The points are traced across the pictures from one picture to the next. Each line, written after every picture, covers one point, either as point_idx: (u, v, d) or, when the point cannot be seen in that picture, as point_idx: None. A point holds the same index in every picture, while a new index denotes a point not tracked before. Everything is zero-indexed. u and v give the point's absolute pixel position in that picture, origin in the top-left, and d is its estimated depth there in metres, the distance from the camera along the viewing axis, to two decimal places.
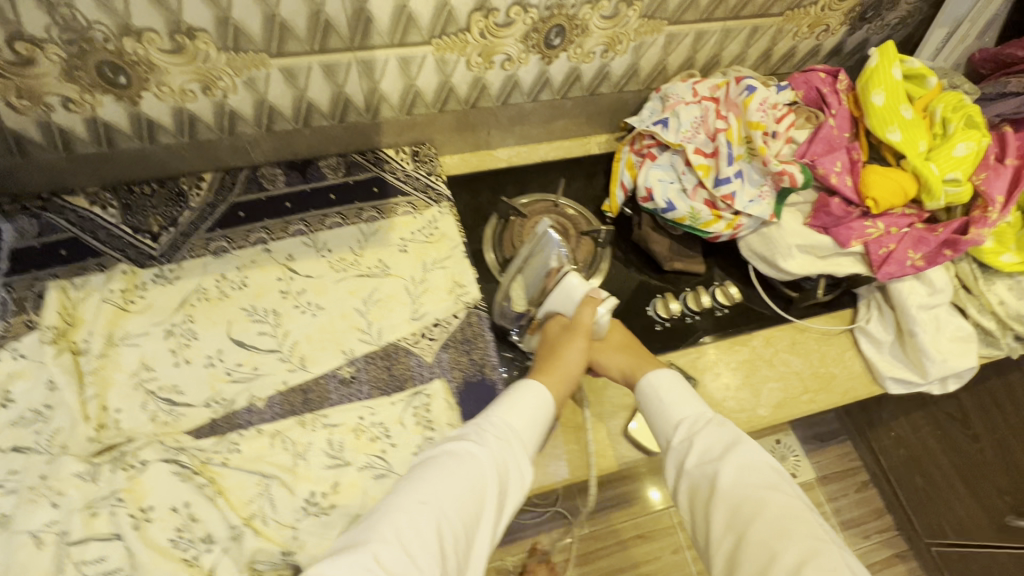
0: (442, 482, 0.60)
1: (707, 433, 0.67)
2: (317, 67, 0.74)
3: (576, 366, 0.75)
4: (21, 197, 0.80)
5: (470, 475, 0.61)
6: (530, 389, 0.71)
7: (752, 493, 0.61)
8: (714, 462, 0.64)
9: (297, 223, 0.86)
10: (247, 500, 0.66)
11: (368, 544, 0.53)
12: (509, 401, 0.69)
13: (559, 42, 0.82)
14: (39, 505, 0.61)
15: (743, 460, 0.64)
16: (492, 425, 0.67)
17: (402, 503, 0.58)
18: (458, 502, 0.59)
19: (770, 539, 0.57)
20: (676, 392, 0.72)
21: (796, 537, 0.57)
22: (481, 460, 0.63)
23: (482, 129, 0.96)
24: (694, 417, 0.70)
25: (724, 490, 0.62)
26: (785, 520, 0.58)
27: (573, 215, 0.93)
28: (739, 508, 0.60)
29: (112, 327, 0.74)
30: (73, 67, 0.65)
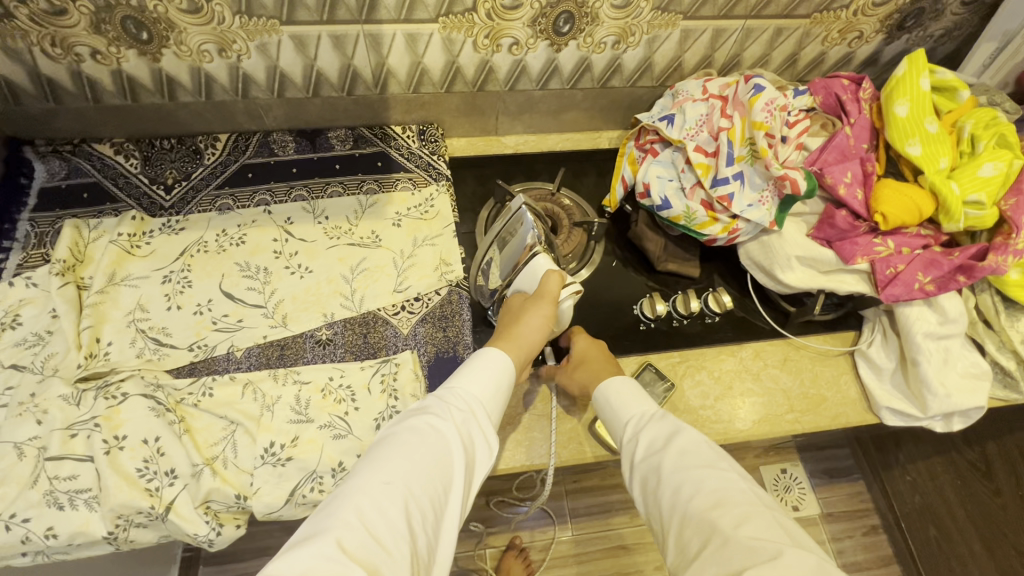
0: (407, 459, 0.55)
1: (652, 427, 0.66)
2: (326, 36, 0.77)
3: (535, 333, 0.71)
4: (57, 142, 0.88)
5: (435, 447, 0.57)
6: (489, 358, 0.67)
7: (694, 472, 0.60)
8: (657, 454, 0.63)
9: (300, 188, 0.89)
10: (213, 442, 0.69)
11: (328, 531, 0.47)
12: (469, 371, 0.66)
13: (568, 29, 0.82)
14: (25, 420, 0.66)
15: (685, 446, 0.62)
16: (453, 396, 0.63)
17: (364, 484, 0.52)
18: (425, 477, 0.54)
19: (710, 508, 0.56)
20: (622, 391, 0.71)
21: (734, 504, 0.56)
22: (445, 432, 0.59)
23: (490, 114, 0.97)
24: (638, 415, 0.69)
25: (668, 475, 0.61)
26: (724, 491, 0.57)
27: (569, 206, 0.92)
28: (681, 487, 0.59)
29: (115, 267, 0.79)
30: (101, 21, 0.71)
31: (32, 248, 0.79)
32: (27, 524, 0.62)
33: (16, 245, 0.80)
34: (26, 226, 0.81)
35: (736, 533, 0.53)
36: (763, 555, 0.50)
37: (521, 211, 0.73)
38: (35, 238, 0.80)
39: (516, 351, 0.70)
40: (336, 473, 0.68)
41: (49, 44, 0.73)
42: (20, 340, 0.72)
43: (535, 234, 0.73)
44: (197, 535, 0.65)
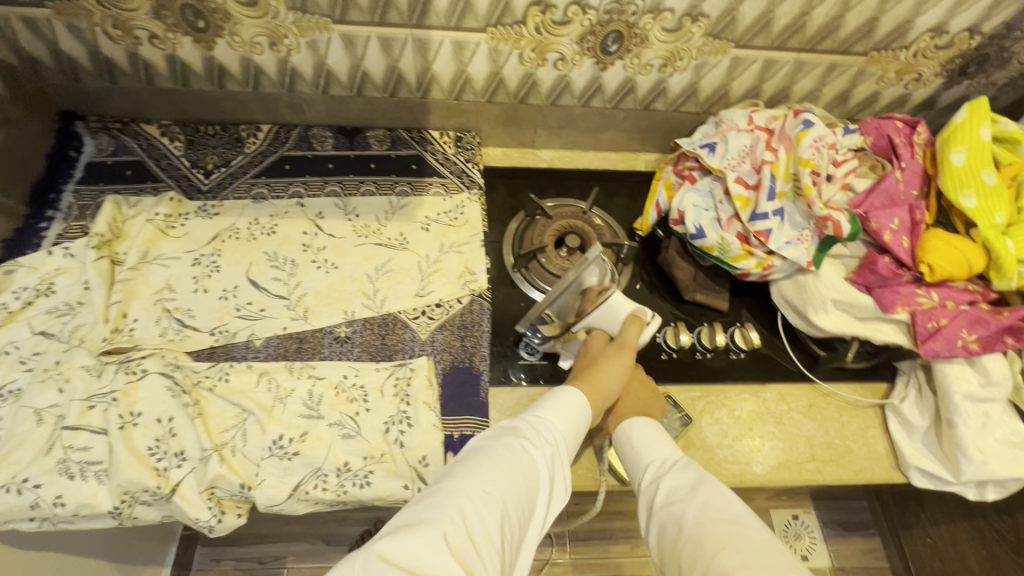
0: (506, 477, 0.55)
1: (675, 473, 0.65)
2: (375, 38, 0.78)
3: (619, 381, 0.71)
4: (108, 120, 0.91)
5: (528, 470, 0.57)
6: (576, 395, 0.67)
7: (718, 527, 0.57)
8: (679, 503, 0.62)
9: (334, 184, 0.91)
10: (223, 428, 0.69)
11: (437, 524, 0.48)
12: (558, 404, 0.65)
13: (616, 49, 0.81)
14: (48, 387, 0.68)
15: (709, 499, 0.61)
16: (543, 424, 0.62)
17: (462, 483, 0.53)
18: (518, 498, 0.55)
19: (732, 567, 0.53)
20: (646, 435, 0.70)
21: (759, 567, 0.52)
22: (537, 459, 0.59)
23: (529, 127, 0.96)
24: (662, 458, 0.67)
25: (689, 528, 0.59)
26: (749, 551, 0.54)
27: (600, 225, 0.88)
28: (702, 541, 0.57)
29: (149, 245, 0.81)
30: (161, 7, 0.73)
31: (73, 220, 0.83)
32: (37, 489, 0.64)
33: (59, 216, 0.83)
34: (70, 197, 0.85)
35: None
36: None
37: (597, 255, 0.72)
38: (77, 210, 0.84)
39: (592, 395, 0.69)
40: (341, 473, 0.68)
41: (110, 25, 0.75)
42: (52, 308, 0.74)
43: (604, 275, 0.75)
44: (199, 521, 0.66)
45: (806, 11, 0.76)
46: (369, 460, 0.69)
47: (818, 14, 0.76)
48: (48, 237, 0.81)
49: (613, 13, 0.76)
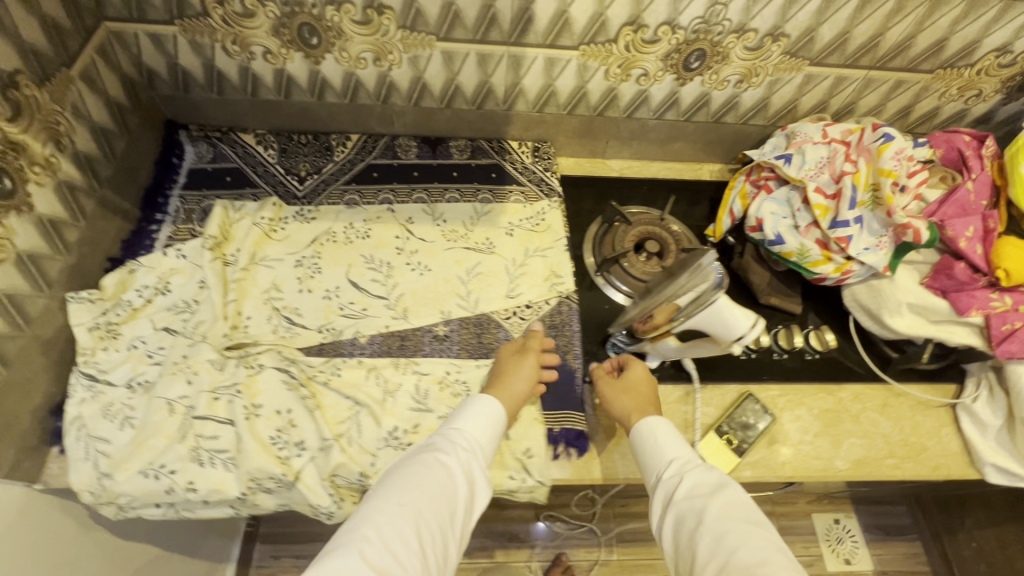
0: (419, 488, 0.58)
1: (698, 472, 0.64)
2: (474, 55, 0.83)
3: (529, 381, 0.73)
4: (208, 129, 0.96)
5: (443, 478, 0.60)
6: (484, 402, 0.70)
7: (738, 526, 0.57)
8: (702, 498, 0.61)
9: (420, 191, 0.95)
10: (339, 420, 0.73)
11: (352, 544, 0.52)
12: (470, 413, 0.68)
13: (698, 66, 0.86)
14: (178, 379, 0.72)
15: (732, 498, 0.60)
16: (456, 435, 0.66)
17: (380, 500, 0.57)
18: (435, 505, 0.58)
19: (753, 563, 0.53)
20: (666, 432, 0.69)
21: (776, 565, 0.53)
22: (451, 467, 0.62)
23: (602, 138, 1.01)
24: (682, 457, 0.67)
25: (710, 521, 0.58)
26: (769, 552, 0.55)
27: (677, 232, 0.92)
28: (722, 536, 0.56)
29: (256, 248, 0.85)
30: (281, 25, 0.78)
31: (181, 223, 0.87)
32: (172, 476, 0.68)
33: (167, 219, 0.87)
34: (176, 202, 0.89)
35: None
36: None
37: (704, 263, 0.62)
38: (183, 213, 0.88)
39: (508, 404, 0.71)
40: None
41: (230, 41, 0.80)
42: (171, 305, 0.79)
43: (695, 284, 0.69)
44: (320, 507, 0.69)
45: (881, 32, 0.81)
46: None
47: (893, 34, 0.81)
48: (159, 239, 0.85)
49: (700, 32, 0.81)
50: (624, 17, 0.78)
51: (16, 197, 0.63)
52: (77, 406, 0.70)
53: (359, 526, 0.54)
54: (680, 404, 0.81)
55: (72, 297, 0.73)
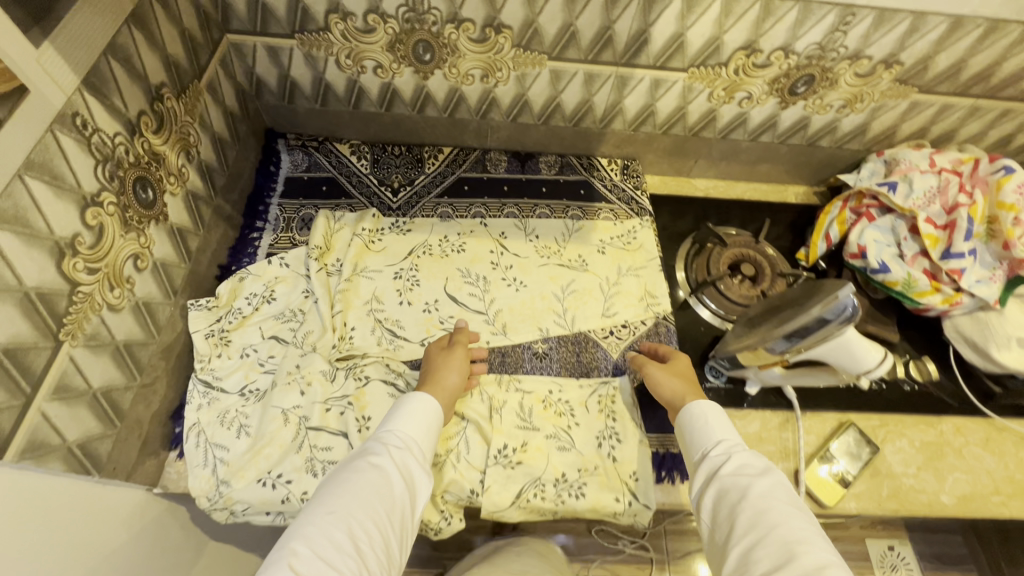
0: (352, 494, 0.56)
1: (744, 454, 0.63)
2: (582, 74, 0.83)
3: (459, 375, 0.73)
4: (305, 138, 0.97)
5: (377, 478, 0.59)
6: (418, 400, 0.68)
7: (782, 508, 0.57)
8: (749, 476, 0.60)
9: (511, 206, 0.96)
10: (448, 435, 0.74)
11: (280, 560, 0.49)
12: (403, 412, 0.66)
13: (804, 90, 0.85)
14: (292, 389, 0.73)
15: (777, 483, 0.60)
16: (390, 436, 0.64)
17: (312, 511, 0.55)
18: (371, 508, 0.56)
19: (792, 541, 0.53)
20: (716, 415, 0.68)
21: (816, 546, 0.52)
22: (386, 468, 0.60)
23: (691, 158, 1.00)
24: (729, 440, 0.66)
25: (755, 498, 0.57)
26: (810, 533, 0.54)
27: (772, 256, 0.92)
28: (764, 512, 0.56)
29: (357, 259, 0.86)
30: (397, 41, 0.79)
31: (281, 231, 0.88)
32: (288, 485, 0.68)
33: (268, 227, 0.88)
34: (275, 210, 0.90)
35: (815, 570, 0.50)
36: None
37: (839, 296, 0.61)
38: (283, 222, 0.89)
39: (443, 397, 0.71)
40: (560, 483, 0.72)
41: (344, 56, 0.81)
42: (279, 314, 0.80)
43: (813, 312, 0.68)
44: (432, 524, 0.70)
45: (999, 62, 0.79)
46: (584, 472, 0.73)
47: (1010, 65, 0.80)
48: (261, 247, 0.86)
49: (813, 59, 0.80)
50: (740, 41, 0.77)
51: (155, 207, 0.64)
52: (195, 412, 0.71)
53: (290, 540, 0.52)
54: (780, 431, 0.80)
55: (192, 305, 0.75)
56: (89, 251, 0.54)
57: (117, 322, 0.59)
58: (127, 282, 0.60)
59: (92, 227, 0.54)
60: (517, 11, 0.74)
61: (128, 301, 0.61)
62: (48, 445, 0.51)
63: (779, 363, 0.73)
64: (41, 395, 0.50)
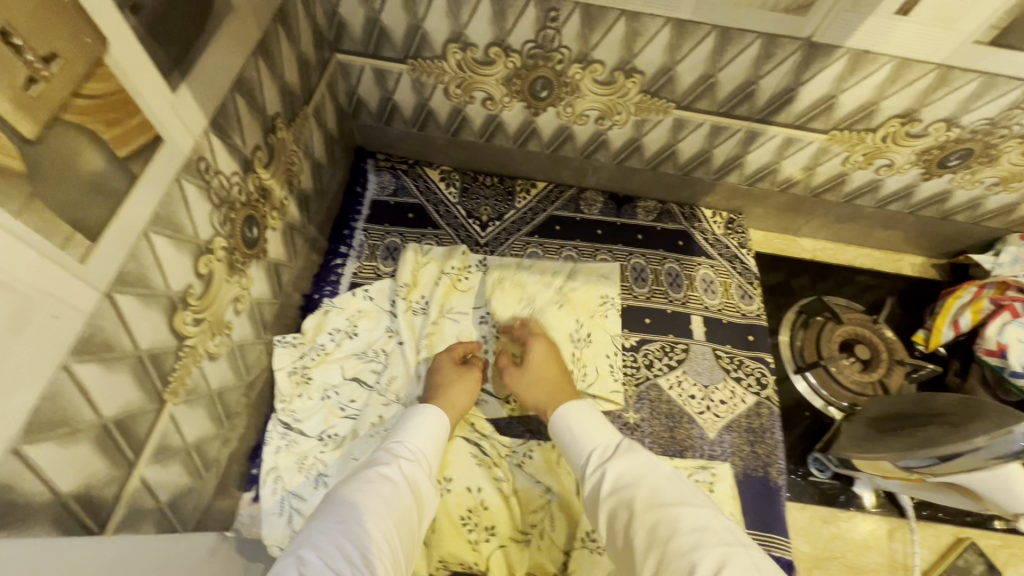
0: (361, 504, 0.49)
1: (614, 458, 0.55)
2: (708, 125, 0.76)
3: (465, 398, 0.68)
4: (395, 159, 0.92)
5: (387, 492, 0.52)
6: (429, 415, 0.62)
7: (665, 508, 0.48)
8: (629, 488, 0.52)
9: (605, 253, 0.89)
10: (533, 508, 0.69)
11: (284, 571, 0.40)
12: (416, 425, 0.61)
13: (956, 164, 0.76)
14: (374, 442, 0.69)
15: (659, 481, 0.52)
16: (399, 449, 0.58)
17: (322, 521, 0.46)
18: (378, 517, 0.48)
19: (684, 546, 0.45)
20: (586, 419, 0.61)
21: (706, 543, 0.45)
22: (395, 480, 0.53)
23: (804, 217, 0.92)
24: (603, 445, 0.58)
25: (640, 511, 0.50)
26: (699, 529, 0.46)
27: (891, 339, 0.84)
28: (650, 523, 0.48)
29: (444, 300, 0.80)
30: (516, 75, 0.72)
31: (365, 258, 0.84)
32: None
33: (352, 254, 0.84)
34: (360, 235, 0.86)
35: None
36: None
37: (1014, 429, 0.55)
38: (367, 248, 0.85)
39: (450, 416, 0.66)
40: None
41: (455, 85, 0.76)
42: (360, 352, 0.76)
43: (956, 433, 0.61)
44: None
45: None
46: None
47: None
48: (344, 275, 0.82)
49: (978, 134, 0.71)
50: (899, 109, 0.69)
51: (258, 245, 0.60)
52: (273, 454, 0.68)
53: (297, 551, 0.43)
54: (889, 541, 0.73)
55: (279, 341, 0.72)
56: (198, 301, 0.50)
57: (214, 370, 0.56)
58: (226, 327, 0.57)
59: (203, 276, 0.50)
60: (656, 57, 0.67)
61: (225, 346, 0.57)
62: (143, 509, 0.48)
63: (909, 478, 0.66)
64: (143, 460, 0.46)
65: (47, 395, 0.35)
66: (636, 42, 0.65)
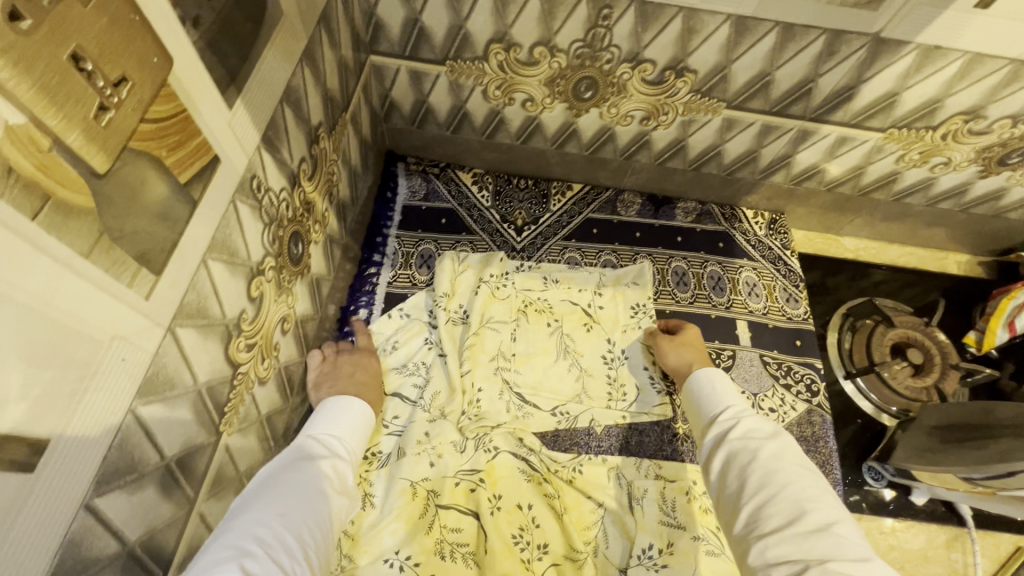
0: (298, 492, 0.46)
1: (750, 417, 0.56)
2: (759, 125, 0.73)
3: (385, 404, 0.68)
4: (425, 163, 0.89)
5: (323, 484, 0.49)
6: (359, 408, 0.61)
7: (793, 468, 0.49)
8: (757, 439, 0.52)
9: (644, 256, 0.86)
10: (587, 524, 0.65)
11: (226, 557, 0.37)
12: (343, 417, 0.59)
13: (1017, 161, 0.73)
14: (421, 460, 0.66)
15: (788, 446, 0.52)
16: (328, 441, 0.56)
17: (258, 509, 0.43)
18: (313, 506, 0.46)
19: (804, 499, 0.45)
20: (728, 386, 0.62)
21: (824, 502, 0.45)
22: (326, 471, 0.51)
23: (850, 216, 0.89)
24: (739, 405, 0.58)
25: (765, 459, 0.50)
26: (820, 491, 0.46)
27: (944, 342, 0.81)
28: (773, 471, 0.48)
29: (483, 309, 0.77)
30: (560, 76, 0.69)
31: (399, 267, 0.81)
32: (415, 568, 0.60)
33: (386, 262, 0.82)
34: (393, 242, 0.83)
35: (830, 529, 0.43)
36: (853, 558, 0.40)
37: None
38: (401, 256, 0.82)
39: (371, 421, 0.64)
40: None
41: (495, 87, 0.73)
42: (400, 366, 0.74)
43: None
44: None
45: None
46: None
47: None
48: (378, 285, 0.80)
49: None
50: (965, 105, 0.66)
51: (302, 261, 0.58)
52: None
53: (232, 541, 0.39)
54: (948, 551, 0.72)
55: None
56: (250, 326, 0.48)
57: (263, 394, 0.54)
58: (273, 349, 0.54)
59: (255, 299, 0.48)
60: (712, 55, 0.64)
61: (273, 369, 0.55)
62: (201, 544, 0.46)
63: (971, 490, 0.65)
64: (201, 496, 0.44)
65: (115, 442, 0.33)
66: (691, 40, 0.62)
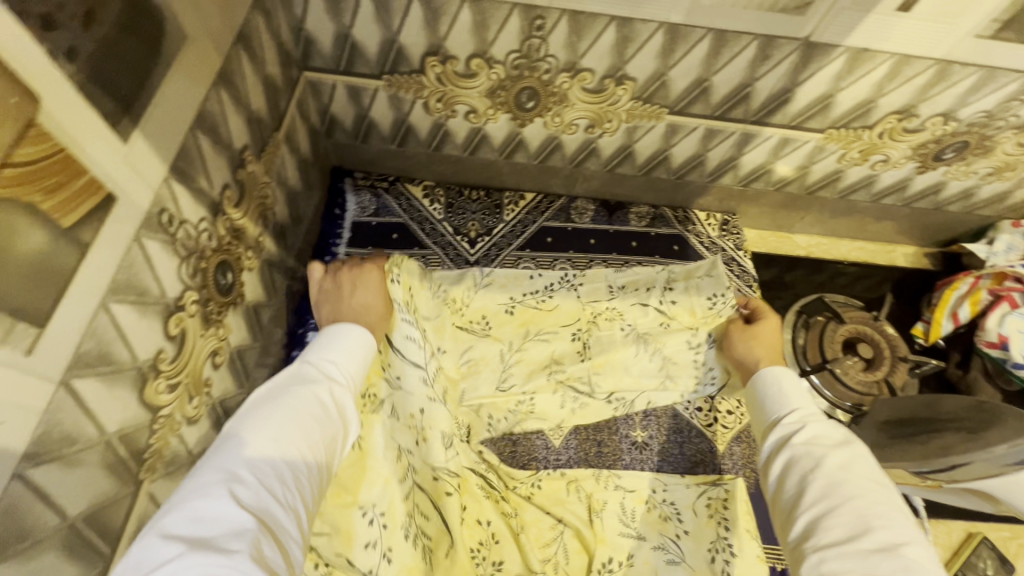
0: (294, 420, 0.39)
1: (819, 422, 0.48)
2: (702, 129, 0.73)
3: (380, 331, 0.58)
4: (374, 177, 0.87)
5: (321, 412, 0.42)
6: (359, 335, 0.50)
7: (865, 482, 0.42)
8: (825, 446, 0.45)
9: (600, 263, 0.85)
10: (545, 541, 0.64)
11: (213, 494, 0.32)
12: (343, 340, 0.49)
13: (951, 157, 0.75)
14: (410, 433, 0.60)
15: (863, 457, 0.44)
16: (329, 366, 0.46)
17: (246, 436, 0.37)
18: (310, 437, 0.40)
19: (873, 516, 0.40)
20: (802, 386, 0.52)
21: (897, 524, 0.39)
22: (327, 399, 0.43)
23: (799, 214, 0.91)
24: (813, 408, 0.50)
25: (831, 469, 0.43)
26: (895, 512, 0.40)
27: (892, 337, 0.83)
28: (840, 483, 0.42)
29: (526, 323, 0.73)
30: (500, 87, 0.68)
31: None
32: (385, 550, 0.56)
33: None
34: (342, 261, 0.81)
35: (899, 551, 0.37)
36: None
37: None
38: None
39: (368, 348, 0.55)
40: None
41: (435, 99, 0.71)
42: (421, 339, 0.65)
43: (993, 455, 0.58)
44: None
45: None
46: None
47: None
48: None
49: (974, 126, 0.69)
50: (897, 105, 0.67)
51: (234, 291, 0.56)
52: None
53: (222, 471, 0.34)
54: None
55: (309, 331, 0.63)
56: (170, 365, 0.45)
57: (195, 434, 0.51)
58: (204, 386, 0.52)
59: (175, 337, 0.45)
60: (648, 62, 0.63)
61: (206, 406, 0.52)
62: None
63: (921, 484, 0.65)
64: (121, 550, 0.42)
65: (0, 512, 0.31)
66: (627, 48, 0.62)
